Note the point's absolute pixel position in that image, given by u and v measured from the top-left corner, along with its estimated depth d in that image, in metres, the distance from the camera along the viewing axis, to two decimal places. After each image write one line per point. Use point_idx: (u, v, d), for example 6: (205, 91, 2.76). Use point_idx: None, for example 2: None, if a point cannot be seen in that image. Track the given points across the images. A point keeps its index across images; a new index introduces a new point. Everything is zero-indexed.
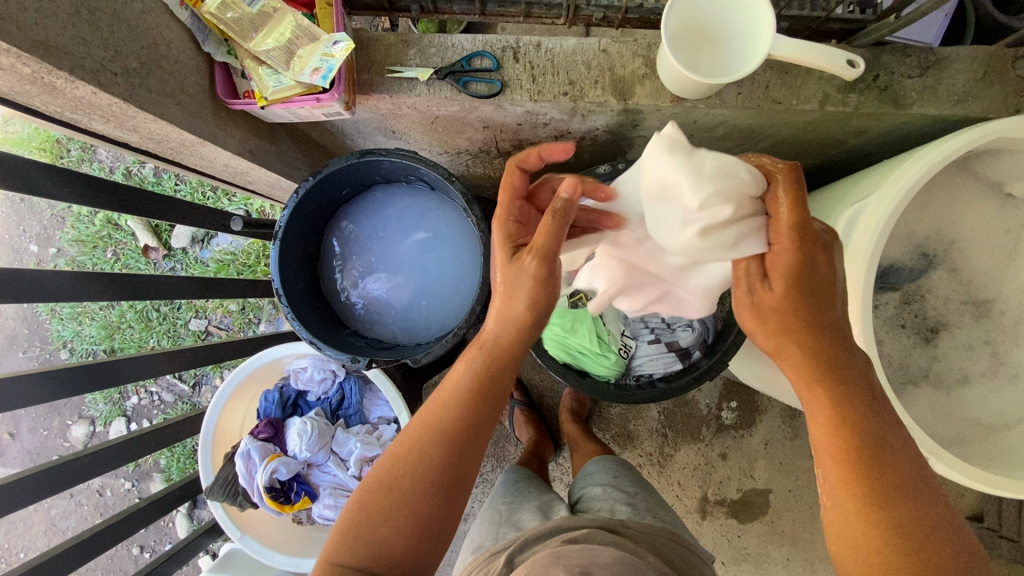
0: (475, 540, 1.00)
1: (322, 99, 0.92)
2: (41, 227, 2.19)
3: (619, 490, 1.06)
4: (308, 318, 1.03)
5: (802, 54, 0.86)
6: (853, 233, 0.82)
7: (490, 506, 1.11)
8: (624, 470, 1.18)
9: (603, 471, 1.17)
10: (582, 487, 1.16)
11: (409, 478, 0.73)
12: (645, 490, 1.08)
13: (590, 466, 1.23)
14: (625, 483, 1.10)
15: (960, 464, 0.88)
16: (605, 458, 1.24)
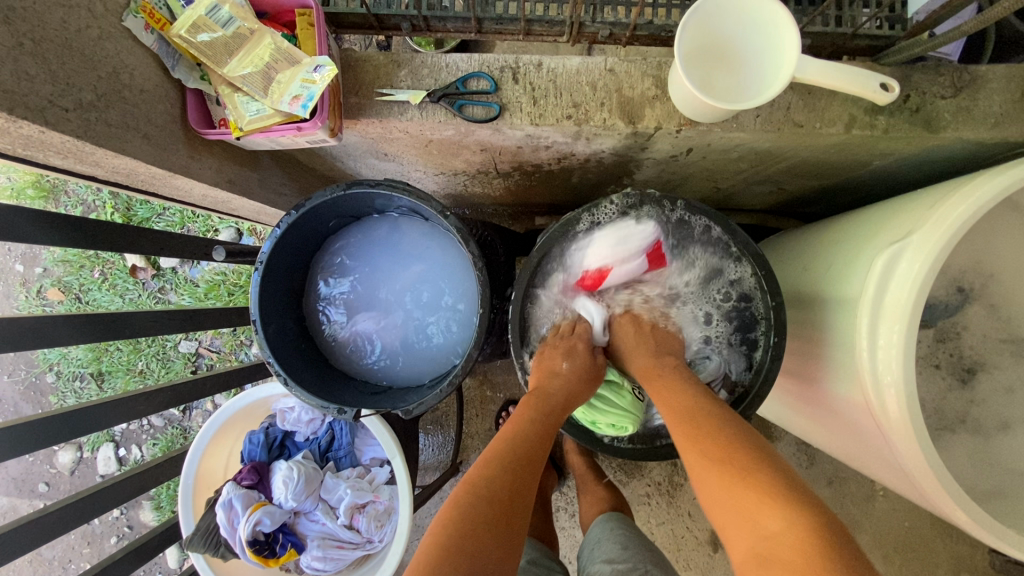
0: None
1: (303, 128, 0.84)
2: (26, 246, 2.12)
3: (628, 569, 1.00)
4: (293, 361, 0.95)
5: (830, 78, 0.78)
6: (891, 275, 0.74)
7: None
8: (635, 538, 1.11)
9: (611, 542, 1.11)
10: (588, 561, 1.11)
11: (492, 489, 0.73)
12: (657, 566, 1.02)
13: (598, 532, 1.17)
14: (633, 556, 1.04)
15: (1014, 533, 0.78)
16: (612, 521, 1.19)
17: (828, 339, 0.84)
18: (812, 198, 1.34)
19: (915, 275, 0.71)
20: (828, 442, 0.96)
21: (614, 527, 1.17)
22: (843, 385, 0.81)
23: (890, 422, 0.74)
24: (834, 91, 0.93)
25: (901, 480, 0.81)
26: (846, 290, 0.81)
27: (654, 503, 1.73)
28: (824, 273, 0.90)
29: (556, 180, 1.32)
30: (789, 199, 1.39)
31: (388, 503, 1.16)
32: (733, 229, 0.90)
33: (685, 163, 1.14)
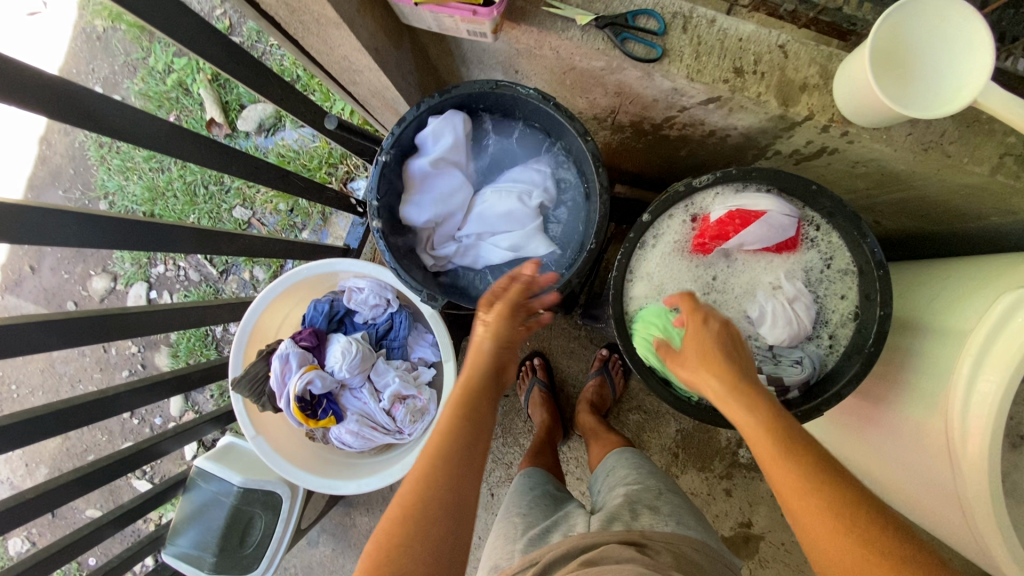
0: (491, 554, 1.01)
1: (477, 13, 0.84)
2: (110, 71, 2.13)
3: (642, 493, 1.04)
4: (392, 239, 0.99)
5: (1010, 110, 0.78)
6: (1010, 320, 0.74)
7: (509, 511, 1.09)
8: (648, 467, 1.15)
9: (626, 469, 1.14)
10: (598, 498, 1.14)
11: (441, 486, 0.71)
12: (671, 491, 1.05)
13: (611, 462, 1.22)
14: (648, 482, 1.07)
15: None
16: (626, 453, 1.23)
17: (917, 363, 0.85)
18: (904, 239, 1.34)
19: None
20: (871, 463, 0.98)
21: (626, 458, 1.20)
22: (922, 411, 0.82)
23: (966, 453, 0.74)
24: (993, 132, 0.92)
25: (948, 513, 0.82)
26: (953, 324, 0.82)
27: None
28: (927, 304, 0.90)
29: (664, 148, 1.32)
30: (879, 234, 1.39)
31: (427, 402, 1.19)
32: (863, 234, 0.87)
33: (806, 164, 1.13)
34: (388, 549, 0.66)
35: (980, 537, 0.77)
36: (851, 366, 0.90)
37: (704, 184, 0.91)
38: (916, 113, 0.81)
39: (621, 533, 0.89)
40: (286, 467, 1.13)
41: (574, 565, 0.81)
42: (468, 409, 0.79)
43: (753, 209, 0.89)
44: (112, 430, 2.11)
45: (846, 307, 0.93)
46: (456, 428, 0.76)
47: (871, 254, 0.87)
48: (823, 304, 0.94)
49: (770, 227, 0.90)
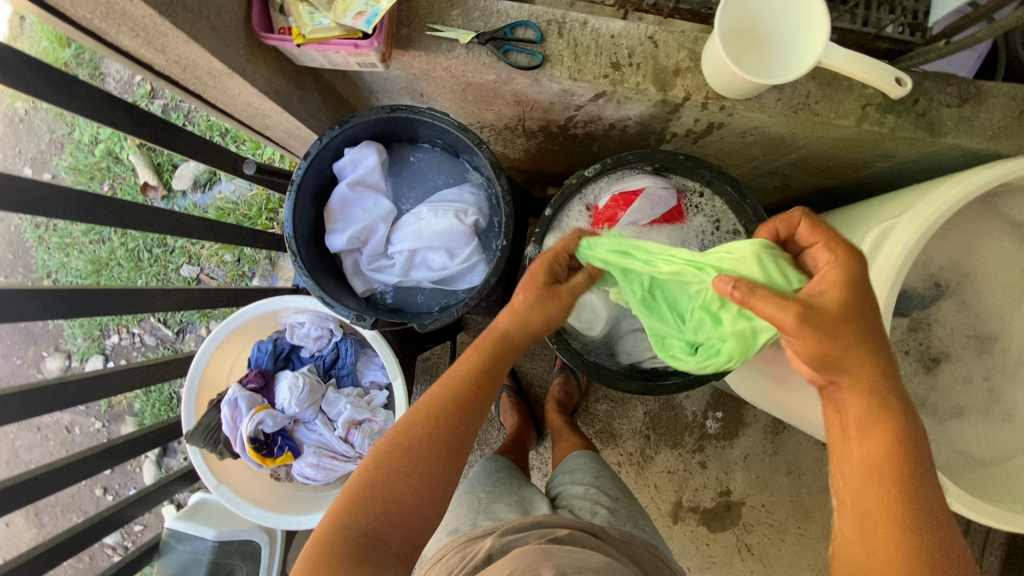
0: (448, 522, 0.98)
1: (359, 46, 0.89)
2: (37, 151, 2.12)
3: (600, 493, 1.04)
4: (317, 271, 1.02)
5: (850, 65, 0.85)
6: (878, 253, 0.82)
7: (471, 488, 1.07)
8: (605, 469, 1.15)
9: (584, 469, 1.14)
10: (561, 484, 1.12)
11: (414, 453, 0.77)
12: (626, 494, 1.07)
13: (573, 462, 1.18)
14: (606, 485, 1.08)
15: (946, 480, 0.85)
16: (585, 455, 1.21)
17: None
18: (812, 197, 1.43)
19: (900, 252, 0.79)
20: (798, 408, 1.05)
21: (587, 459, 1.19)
22: None
23: None
24: (851, 86, 1.01)
25: None
26: None
27: (623, 471, 1.81)
28: None
29: (577, 145, 1.39)
30: (789, 196, 1.48)
31: (383, 424, 1.20)
32: (742, 195, 0.97)
33: (702, 141, 1.21)
34: (372, 484, 0.76)
35: None
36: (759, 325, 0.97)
37: (589, 175, 0.99)
38: (788, 59, 0.89)
39: (581, 523, 0.90)
40: (251, 510, 1.14)
41: (541, 541, 0.79)
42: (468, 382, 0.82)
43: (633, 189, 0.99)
44: (86, 511, 2.05)
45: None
46: (457, 399, 0.81)
47: (753, 212, 0.97)
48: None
49: (651, 201, 0.98)
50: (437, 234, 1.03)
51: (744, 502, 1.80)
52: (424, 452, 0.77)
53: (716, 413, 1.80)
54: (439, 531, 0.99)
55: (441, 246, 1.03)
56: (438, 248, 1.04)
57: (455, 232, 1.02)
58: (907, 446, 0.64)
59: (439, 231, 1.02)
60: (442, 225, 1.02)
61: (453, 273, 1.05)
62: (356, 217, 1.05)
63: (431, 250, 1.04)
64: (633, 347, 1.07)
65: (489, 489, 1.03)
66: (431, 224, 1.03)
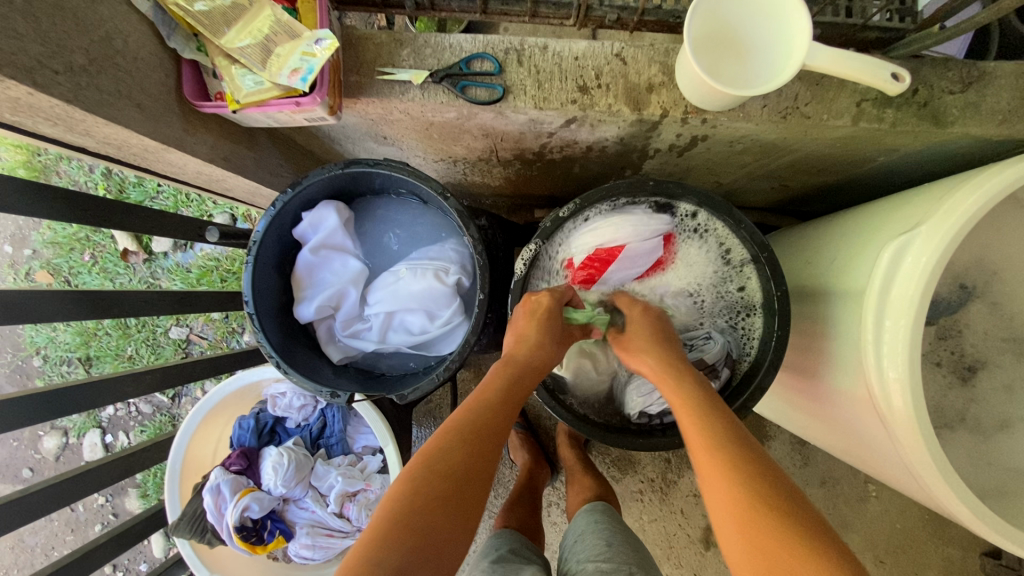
0: None
1: (301, 103, 0.82)
2: (15, 227, 2.09)
3: (611, 568, 0.93)
4: (287, 345, 0.94)
5: (840, 65, 0.77)
6: (898, 270, 0.72)
7: (473, 572, 0.97)
8: (618, 535, 1.06)
9: (595, 538, 1.05)
10: (570, 557, 1.04)
11: (448, 504, 0.63)
12: (639, 566, 0.95)
13: (582, 525, 1.12)
14: (617, 555, 0.97)
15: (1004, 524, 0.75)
16: (597, 513, 1.16)
17: (831, 332, 0.83)
18: (813, 195, 1.34)
19: (923, 268, 0.69)
20: (822, 437, 0.96)
21: (598, 522, 1.11)
22: (845, 379, 0.80)
23: (893, 414, 0.72)
24: (843, 83, 0.92)
25: (900, 476, 0.80)
26: (852, 284, 0.80)
27: (646, 500, 1.71)
28: (828, 267, 0.89)
29: (558, 170, 1.31)
30: (788, 196, 1.39)
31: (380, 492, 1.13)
32: (737, 219, 0.87)
33: (689, 154, 1.12)
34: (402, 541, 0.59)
35: (933, 491, 0.75)
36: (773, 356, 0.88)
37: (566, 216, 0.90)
38: (772, 57, 0.81)
39: None
40: None
41: None
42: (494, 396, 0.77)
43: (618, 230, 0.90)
44: None
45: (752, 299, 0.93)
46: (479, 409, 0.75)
47: (750, 236, 0.88)
48: (720, 295, 0.96)
49: (639, 245, 0.91)
50: (415, 297, 0.96)
51: None
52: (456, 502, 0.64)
53: None
54: None
55: (420, 310, 0.96)
56: (416, 311, 0.97)
57: (435, 294, 0.95)
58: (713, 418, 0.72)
59: (418, 293, 0.96)
60: (421, 287, 0.96)
61: (431, 336, 0.98)
62: (328, 282, 0.98)
63: (409, 313, 0.97)
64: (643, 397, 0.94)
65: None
66: (409, 286, 0.96)
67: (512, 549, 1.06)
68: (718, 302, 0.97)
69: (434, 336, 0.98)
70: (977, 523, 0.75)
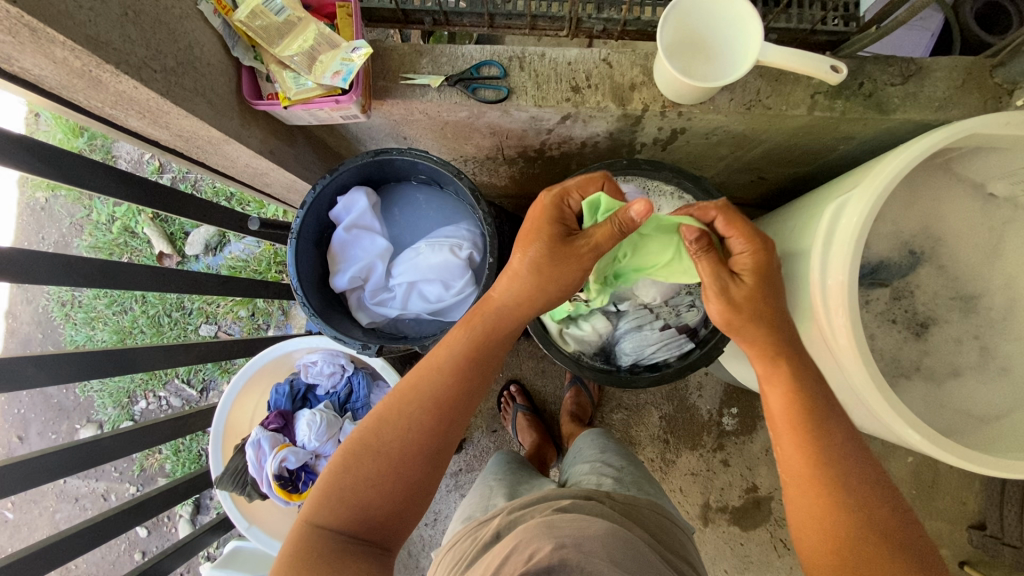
0: (463, 512, 1.03)
1: (340, 101, 0.99)
2: (60, 235, 2.27)
3: (606, 465, 1.05)
4: (323, 310, 1.08)
5: (789, 60, 0.92)
6: (839, 224, 0.86)
7: (484, 482, 1.09)
8: (613, 446, 1.17)
9: (591, 448, 1.16)
10: (571, 464, 1.16)
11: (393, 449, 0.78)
12: (632, 466, 1.07)
13: (582, 443, 1.22)
14: (612, 458, 1.09)
15: (943, 440, 0.87)
16: (593, 433, 1.24)
17: (791, 285, 0.96)
18: (788, 186, 1.48)
19: (857, 222, 0.83)
20: None
21: (594, 437, 1.22)
22: (804, 322, 0.93)
23: (840, 344, 0.85)
24: (798, 79, 1.07)
25: (855, 406, 0.92)
26: (806, 242, 0.94)
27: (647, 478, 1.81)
28: (789, 232, 1.03)
29: (557, 166, 1.46)
30: (766, 188, 1.53)
31: None
32: (706, 190, 1.03)
33: (671, 147, 1.28)
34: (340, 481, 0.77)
35: (880, 414, 0.87)
36: None
37: None
38: (734, 55, 0.97)
39: (586, 492, 0.89)
40: None
41: (546, 512, 0.79)
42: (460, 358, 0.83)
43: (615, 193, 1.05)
44: None
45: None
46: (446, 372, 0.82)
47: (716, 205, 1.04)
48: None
49: (636, 201, 1.04)
50: (434, 268, 1.10)
51: (773, 496, 1.78)
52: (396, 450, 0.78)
53: (731, 409, 1.80)
54: (456, 519, 1.04)
55: (437, 279, 1.10)
56: (433, 280, 1.11)
57: (450, 266, 1.09)
58: (808, 398, 0.79)
59: (436, 265, 1.10)
60: (439, 259, 1.10)
61: (446, 303, 1.11)
62: (358, 254, 1.13)
63: (428, 282, 1.11)
64: (635, 348, 1.07)
65: (499, 480, 1.07)
66: (429, 258, 1.10)
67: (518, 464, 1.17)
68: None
69: (448, 303, 1.11)
70: (922, 442, 0.86)
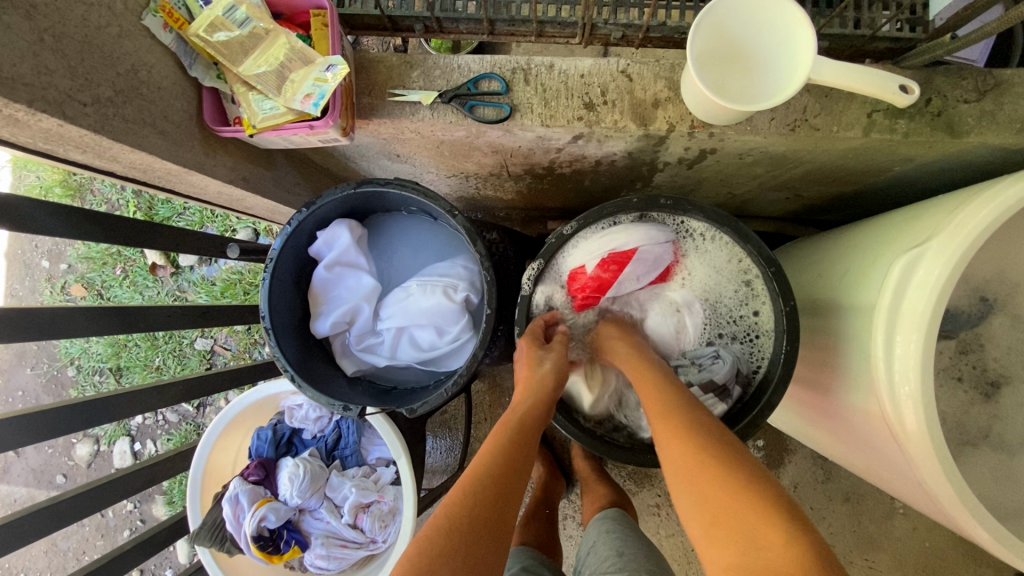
0: None
1: (315, 127, 0.85)
2: (52, 243, 2.19)
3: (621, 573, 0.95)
4: (302, 358, 0.97)
5: (848, 79, 0.76)
6: (909, 284, 0.71)
7: None
8: (630, 540, 1.07)
9: (606, 547, 1.06)
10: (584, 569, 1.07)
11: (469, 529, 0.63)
12: (651, 570, 0.96)
13: (594, 535, 1.15)
14: (626, 560, 0.99)
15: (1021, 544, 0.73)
16: (607, 520, 1.18)
17: (843, 348, 0.81)
18: (830, 205, 1.31)
19: (935, 283, 0.68)
20: (839, 453, 0.94)
21: (610, 530, 1.13)
22: (858, 396, 0.78)
23: (906, 434, 0.70)
24: (852, 94, 0.91)
25: (915, 494, 0.78)
26: (863, 298, 0.79)
27: (663, 514, 1.66)
28: (839, 280, 0.88)
29: (569, 183, 1.31)
30: (805, 206, 1.36)
31: (393, 503, 1.15)
32: (743, 234, 0.88)
33: (699, 166, 1.12)
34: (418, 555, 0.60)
35: (949, 511, 0.73)
36: (783, 374, 0.86)
37: (571, 233, 0.93)
38: (778, 69, 0.81)
39: None
40: None
41: None
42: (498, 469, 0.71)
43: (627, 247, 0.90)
44: None
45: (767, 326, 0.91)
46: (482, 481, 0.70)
47: (758, 252, 0.88)
48: (727, 324, 0.94)
49: (647, 260, 0.91)
50: (425, 313, 0.98)
51: None
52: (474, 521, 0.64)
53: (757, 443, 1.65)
54: None
55: (428, 325, 0.98)
56: (424, 326, 0.98)
57: (444, 310, 0.97)
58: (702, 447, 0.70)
59: (427, 309, 0.97)
60: (431, 302, 0.97)
61: (439, 351, 0.99)
62: (341, 296, 1.01)
63: (417, 328, 0.99)
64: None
65: None
66: (420, 302, 0.98)
67: (525, 566, 1.08)
68: (729, 326, 0.94)
69: (442, 351, 0.99)
70: (996, 545, 0.73)
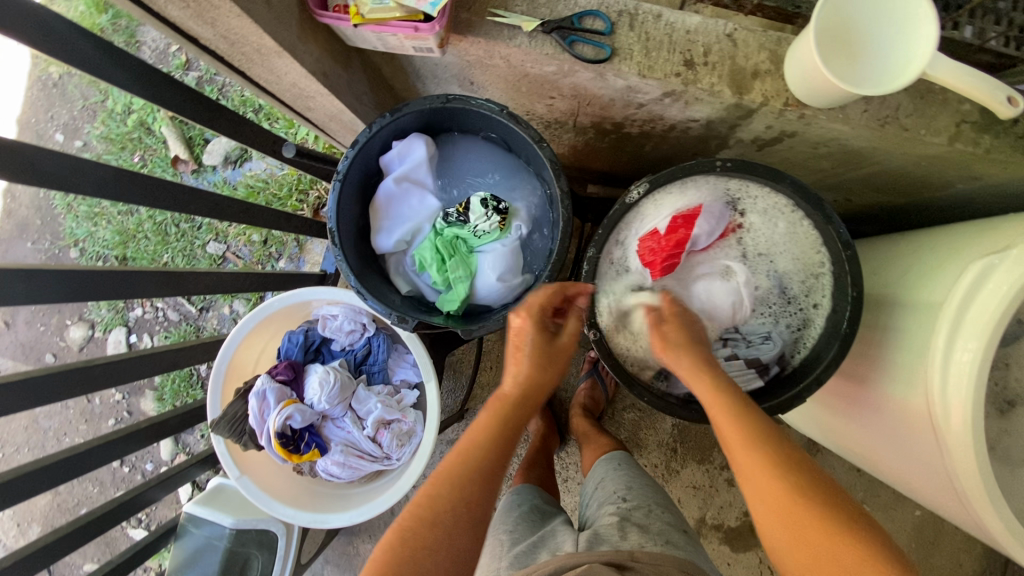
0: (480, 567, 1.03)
1: (419, 29, 0.83)
2: (69, 117, 2.10)
3: (632, 509, 1.03)
4: (359, 265, 0.96)
5: (959, 79, 0.77)
6: (980, 290, 0.73)
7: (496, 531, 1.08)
8: (635, 478, 1.15)
9: (614, 483, 1.14)
10: (592, 501, 1.14)
11: (436, 532, 0.68)
12: (659, 506, 1.06)
13: (601, 472, 1.21)
14: (636, 497, 1.07)
15: None
16: (614, 461, 1.23)
17: (895, 340, 0.84)
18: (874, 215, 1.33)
19: (1006, 294, 0.70)
20: (861, 442, 0.98)
21: (616, 469, 1.20)
22: (900, 389, 0.82)
23: (949, 430, 0.74)
24: (945, 101, 0.93)
25: (934, 483, 0.82)
26: (925, 301, 0.81)
27: None
28: (900, 281, 0.90)
29: (629, 146, 1.31)
30: (848, 212, 1.39)
31: (412, 425, 1.18)
32: (827, 215, 0.87)
33: (769, 149, 1.13)
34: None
35: (968, 504, 0.77)
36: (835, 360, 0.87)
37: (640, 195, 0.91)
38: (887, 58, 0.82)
39: (609, 554, 0.88)
40: (275, 505, 1.10)
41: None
42: (468, 466, 0.73)
43: (688, 208, 0.91)
44: (102, 481, 2.05)
45: (820, 315, 0.92)
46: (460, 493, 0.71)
47: (838, 235, 0.87)
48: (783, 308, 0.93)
49: (709, 218, 0.91)
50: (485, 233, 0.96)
51: None
52: (448, 535, 0.68)
53: None
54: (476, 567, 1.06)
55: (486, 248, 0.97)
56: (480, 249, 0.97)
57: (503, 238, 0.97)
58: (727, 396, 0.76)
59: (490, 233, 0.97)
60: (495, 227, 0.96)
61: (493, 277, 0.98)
62: (401, 211, 1.00)
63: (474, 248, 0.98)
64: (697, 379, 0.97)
65: (511, 531, 1.05)
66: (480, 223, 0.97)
67: (535, 505, 1.15)
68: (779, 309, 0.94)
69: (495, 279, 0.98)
70: (1007, 540, 0.75)
